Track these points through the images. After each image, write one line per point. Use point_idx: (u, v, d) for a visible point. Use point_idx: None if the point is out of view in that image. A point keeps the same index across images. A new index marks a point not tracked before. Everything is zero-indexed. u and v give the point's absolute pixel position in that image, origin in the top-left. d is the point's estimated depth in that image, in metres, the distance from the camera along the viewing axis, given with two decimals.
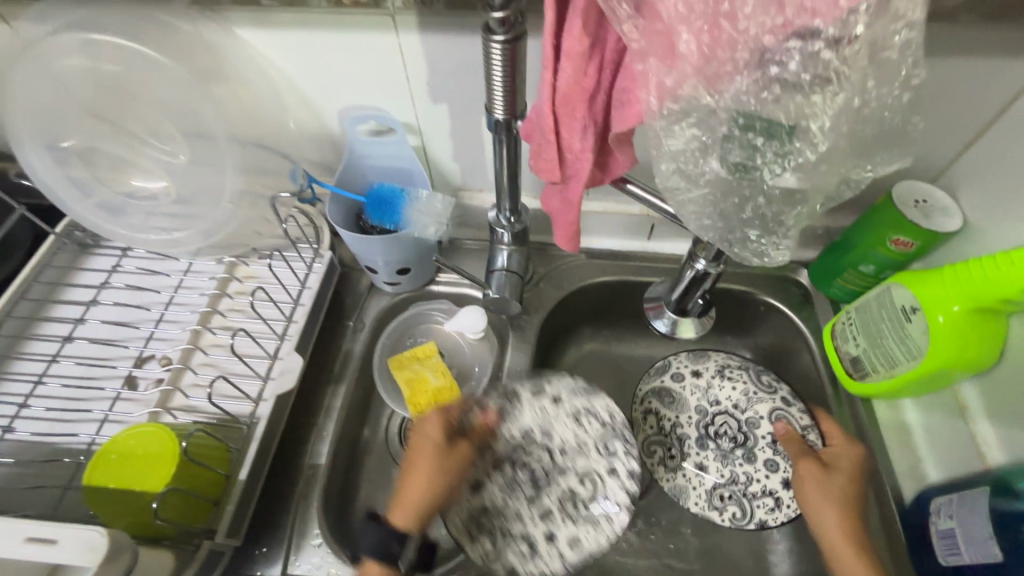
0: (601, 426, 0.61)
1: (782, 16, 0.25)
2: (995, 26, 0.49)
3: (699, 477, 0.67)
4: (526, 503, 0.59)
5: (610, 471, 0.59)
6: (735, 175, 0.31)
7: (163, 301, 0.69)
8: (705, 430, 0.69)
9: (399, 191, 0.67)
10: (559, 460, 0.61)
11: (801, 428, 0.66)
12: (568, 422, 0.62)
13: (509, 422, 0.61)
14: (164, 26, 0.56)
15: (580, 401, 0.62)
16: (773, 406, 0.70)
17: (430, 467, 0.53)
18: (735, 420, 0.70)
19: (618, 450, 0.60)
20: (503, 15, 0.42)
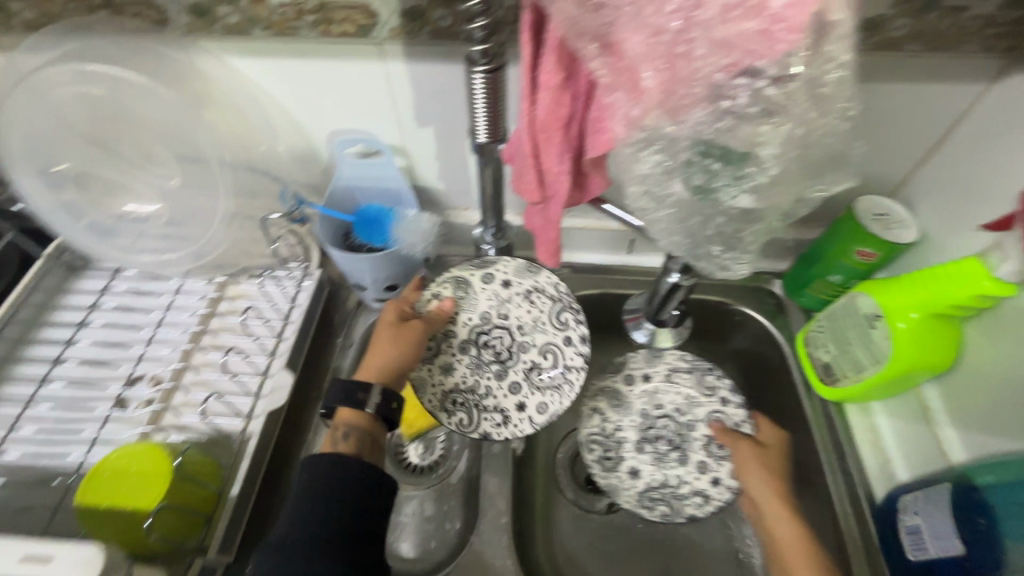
0: (551, 301, 0.68)
1: (730, 56, 0.27)
2: (938, 54, 0.53)
3: (632, 478, 0.67)
4: (493, 379, 0.67)
5: (566, 344, 0.67)
6: (698, 197, 0.34)
7: (153, 322, 0.70)
8: (645, 433, 0.69)
9: (386, 211, 0.70)
10: (516, 337, 0.67)
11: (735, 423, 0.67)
12: (521, 298, 0.68)
13: (465, 307, 0.68)
14: (158, 56, 0.58)
15: (528, 281, 0.68)
16: (713, 408, 0.69)
17: (389, 342, 0.59)
18: (675, 423, 0.69)
19: (569, 322, 0.67)
20: (485, 48, 0.45)
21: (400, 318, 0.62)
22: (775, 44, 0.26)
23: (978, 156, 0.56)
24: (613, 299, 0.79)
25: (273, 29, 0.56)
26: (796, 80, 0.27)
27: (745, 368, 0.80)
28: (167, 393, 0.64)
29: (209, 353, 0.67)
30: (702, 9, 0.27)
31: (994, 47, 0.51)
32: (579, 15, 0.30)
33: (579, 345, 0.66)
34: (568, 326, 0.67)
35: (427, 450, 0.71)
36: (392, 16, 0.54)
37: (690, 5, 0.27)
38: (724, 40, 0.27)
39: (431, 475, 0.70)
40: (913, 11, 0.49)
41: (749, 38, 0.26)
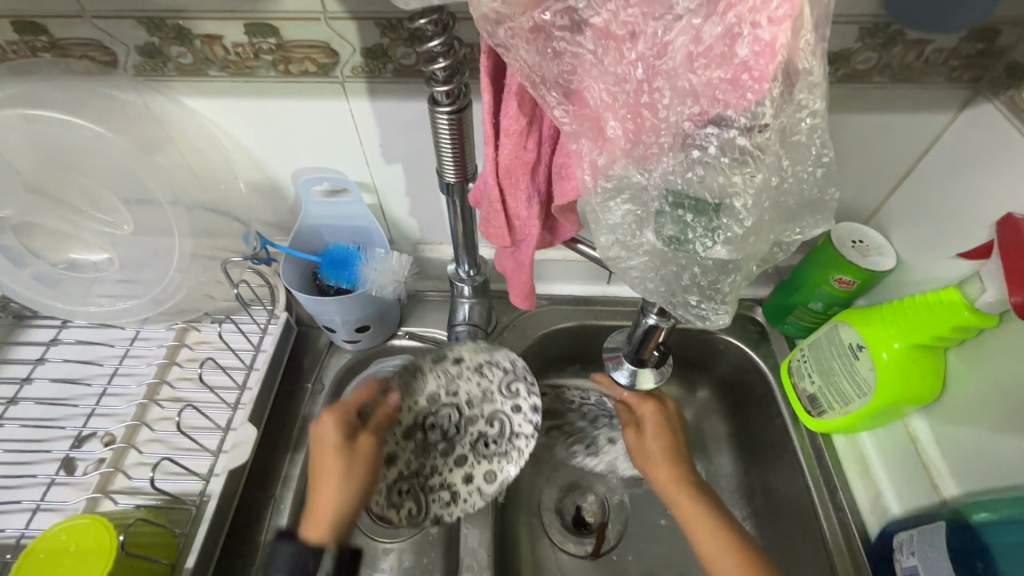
0: (504, 373, 0.65)
1: (697, 105, 0.26)
2: (903, 86, 0.53)
3: (614, 451, 0.73)
4: (440, 457, 0.64)
5: (512, 407, 0.65)
6: (670, 247, 0.32)
7: (107, 373, 0.66)
8: (591, 415, 0.75)
9: (354, 250, 0.66)
10: (465, 412, 0.65)
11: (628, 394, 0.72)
12: (467, 375, 0.65)
13: (410, 393, 0.65)
14: (111, 99, 0.55)
15: (481, 356, 0.65)
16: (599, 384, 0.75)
17: (337, 481, 0.55)
18: (593, 398, 0.75)
19: (518, 394, 0.64)
20: (448, 88, 0.43)
21: (345, 438, 0.57)
22: (745, 93, 0.25)
23: (949, 184, 0.56)
24: (594, 331, 0.76)
25: (230, 68, 0.54)
26: (768, 130, 0.26)
27: (731, 398, 0.78)
28: (118, 454, 0.59)
29: (166, 407, 0.63)
30: (665, 58, 0.26)
31: (959, 77, 0.52)
32: (539, 63, 0.27)
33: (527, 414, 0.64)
34: (518, 397, 0.64)
35: None
36: (354, 54, 0.52)
37: (652, 54, 0.26)
38: (689, 88, 0.26)
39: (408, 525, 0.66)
40: (878, 45, 0.50)
41: (719, 86, 0.25)
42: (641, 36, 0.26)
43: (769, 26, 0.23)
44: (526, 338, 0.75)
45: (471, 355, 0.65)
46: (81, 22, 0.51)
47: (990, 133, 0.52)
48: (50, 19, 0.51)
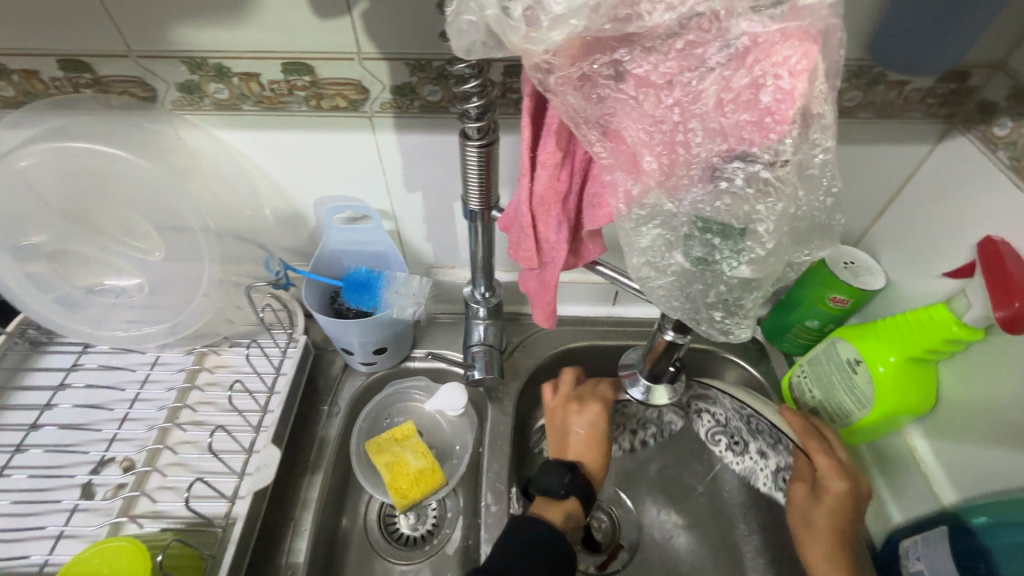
0: (749, 466, 0.71)
1: (725, 143, 0.29)
2: (887, 121, 0.58)
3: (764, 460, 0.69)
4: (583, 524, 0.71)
5: (736, 453, 0.72)
6: (699, 268, 0.35)
7: (127, 398, 0.66)
8: (728, 435, 0.72)
9: (375, 274, 0.69)
10: (726, 414, 0.71)
11: (745, 446, 0.71)
12: (707, 409, 0.73)
13: (708, 413, 0.73)
14: (153, 133, 0.59)
15: (753, 461, 0.71)
16: (738, 423, 0.70)
17: (589, 435, 0.66)
18: (742, 429, 0.70)
19: (721, 443, 0.73)
20: (479, 124, 0.47)
21: (602, 435, 0.66)
22: (768, 133, 0.28)
23: (932, 209, 0.61)
24: (602, 350, 0.79)
25: (264, 103, 0.58)
26: (788, 165, 0.29)
27: None
28: (140, 478, 0.59)
29: (188, 431, 0.64)
30: (699, 103, 0.29)
31: (937, 113, 0.57)
32: (584, 106, 0.31)
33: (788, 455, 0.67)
34: (716, 444, 0.74)
35: (419, 519, 0.71)
36: (383, 91, 0.56)
37: (687, 100, 0.29)
38: (719, 129, 0.29)
39: (424, 546, 0.70)
40: (863, 85, 0.55)
41: (745, 127, 0.29)
42: (677, 85, 0.29)
43: (789, 77, 0.27)
44: (538, 358, 0.78)
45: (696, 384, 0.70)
46: (126, 61, 0.54)
47: (969, 164, 0.57)
48: (95, 57, 0.53)
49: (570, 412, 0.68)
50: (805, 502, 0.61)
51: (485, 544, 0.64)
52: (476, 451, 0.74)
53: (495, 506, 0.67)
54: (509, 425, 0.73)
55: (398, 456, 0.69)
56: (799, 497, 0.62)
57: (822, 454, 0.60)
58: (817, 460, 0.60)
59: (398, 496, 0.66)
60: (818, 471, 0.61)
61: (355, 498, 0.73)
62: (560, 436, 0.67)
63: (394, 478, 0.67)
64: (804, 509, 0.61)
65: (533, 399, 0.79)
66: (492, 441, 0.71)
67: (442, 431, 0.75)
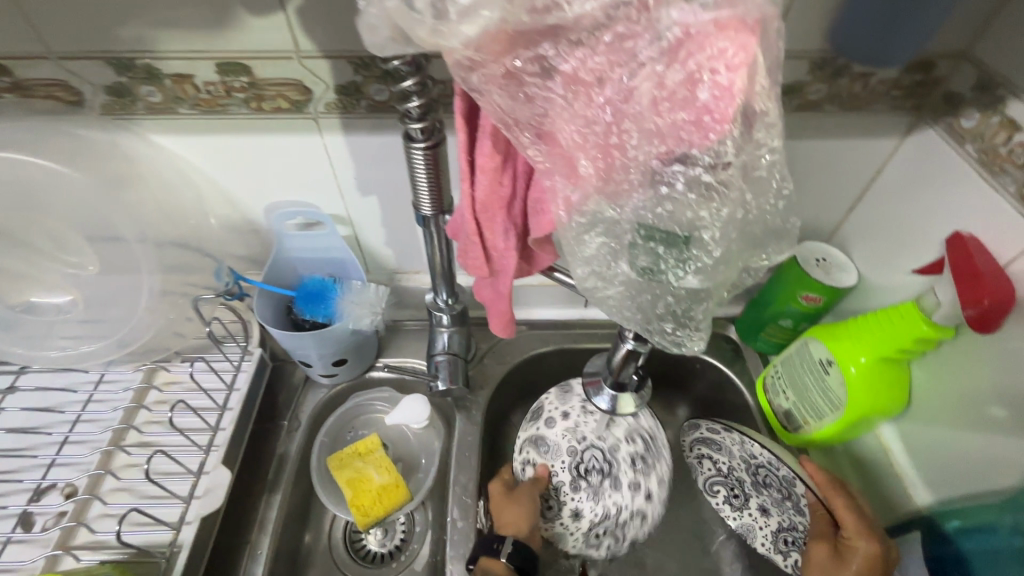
0: (747, 525, 0.61)
1: (664, 145, 0.27)
2: (854, 114, 0.57)
3: (765, 517, 0.60)
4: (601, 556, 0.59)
5: (733, 509, 0.62)
6: (644, 277, 0.33)
7: (69, 421, 0.62)
8: (729, 487, 0.62)
9: (330, 283, 0.66)
10: (732, 461, 0.63)
11: (746, 501, 0.61)
12: (710, 456, 0.64)
13: (710, 457, 0.64)
14: (82, 139, 0.55)
15: (755, 521, 0.60)
16: (743, 475, 0.62)
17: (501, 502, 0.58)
18: (746, 481, 0.62)
19: (719, 496, 0.62)
20: (422, 125, 0.44)
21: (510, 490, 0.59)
22: (708, 134, 0.26)
23: (902, 205, 0.59)
24: (573, 354, 0.77)
25: (201, 106, 0.54)
26: (731, 167, 0.27)
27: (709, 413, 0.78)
28: (80, 506, 0.56)
29: (134, 454, 0.60)
30: (632, 102, 0.27)
31: (903, 105, 0.56)
32: (513, 106, 0.28)
33: (795, 514, 0.59)
34: (712, 496, 0.63)
35: (387, 535, 0.69)
36: (327, 91, 0.53)
37: (619, 98, 0.27)
38: (655, 129, 0.27)
39: (391, 564, 0.67)
40: (826, 78, 0.53)
41: (683, 127, 0.26)
42: (608, 82, 0.27)
43: (727, 72, 0.25)
44: (507, 364, 0.76)
45: (705, 428, 0.65)
46: (47, 64, 0.50)
47: (937, 159, 0.55)
48: (12, 60, 0.49)
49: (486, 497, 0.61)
50: (829, 564, 0.51)
51: (451, 561, 0.62)
52: (443, 464, 0.71)
53: (462, 521, 0.64)
54: (478, 436, 0.70)
55: (360, 471, 0.66)
56: (820, 557, 0.52)
57: (848, 510, 0.54)
58: (842, 518, 0.53)
59: (359, 514, 0.63)
60: (846, 530, 0.53)
61: (318, 515, 0.70)
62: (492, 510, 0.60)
63: (356, 496, 0.64)
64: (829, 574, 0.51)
65: (504, 407, 0.77)
66: (460, 452, 0.69)
67: (409, 443, 0.72)
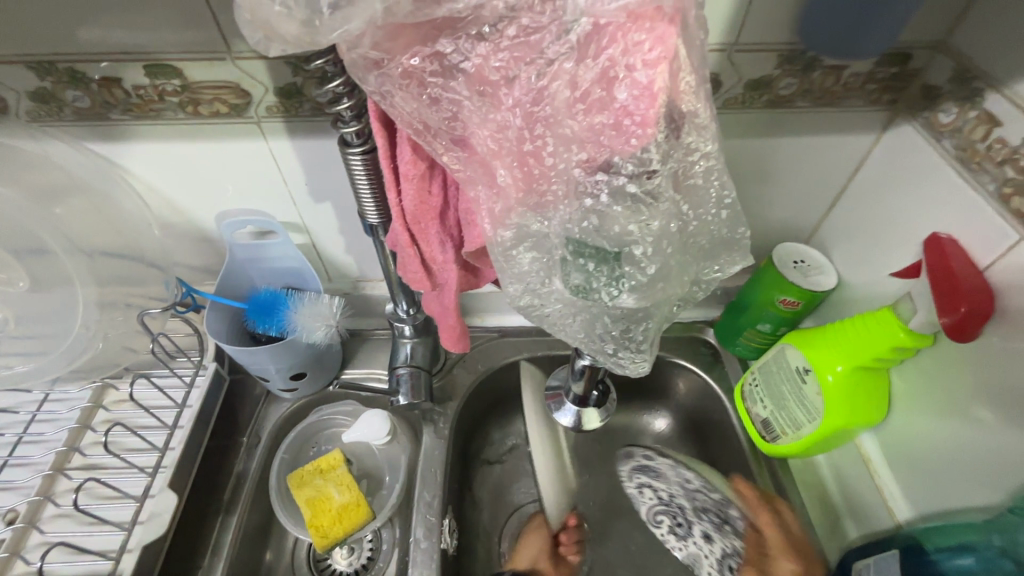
0: (697, 556, 0.61)
1: (585, 152, 0.24)
2: (826, 109, 0.54)
3: (710, 545, 0.61)
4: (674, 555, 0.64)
5: (676, 536, 0.63)
6: (577, 296, 0.29)
7: (9, 443, 0.60)
8: (674, 514, 0.63)
9: (283, 295, 0.63)
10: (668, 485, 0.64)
11: (691, 529, 0.62)
12: (649, 484, 0.65)
13: (649, 485, 0.65)
14: (6, 148, 0.51)
15: (705, 548, 0.61)
16: (683, 500, 0.63)
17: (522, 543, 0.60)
18: (688, 506, 0.62)
19: (664, 525, 0.64)
20: (357, 128, 0.41)
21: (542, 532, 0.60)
22: (629, 139, 0.24)
23: (879, 203, 0.57)
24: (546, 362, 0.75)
25: (134, 111, 0.51)
26: (657, 176, 0.25)
27: (688, 420, 0.75)
28: (17, 535, 0.53)
29: (76, 478, 0.58)
30: (543, 104, 0.24)
31: (877, 100, 0.53)
32: (418, 110, 0.26)
33: (734, 538, 0.59)
34: (657, 527, 0.65)
35: (353, 553, 0.66)
36: (267, 93, 0.50)
37: (528, 100, 0.24)
38: (570, 134, 0.24)
39: None
40: (797, 71, 0.50)
41: (603, 131, 0.24)
42: (516, 82, 0.24)
43: (644, 69, 0.22)
44: (477, 374, 0.73)
45: (638, 455, 0.66)
46: None
47: (913, 155, 0.52)
48: None
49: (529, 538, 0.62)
50: None
51: None
52: (409, 479, 0.68)
53: (425, 540, 0.61)
54: (445, 449, 0.68)
55: (320, 490, 0.63)
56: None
57: (771, 522, 0.57)
58: (765, 528, 0.57)
59: (318, 535, 0.60)
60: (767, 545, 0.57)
61: (280, 536, 0.67)
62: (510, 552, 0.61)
63: (314, 516, 0.61)
64: None
65: (476, 417, 0.74)
66: (425, 467, 0.66)
67: (374, 458, 0.69)
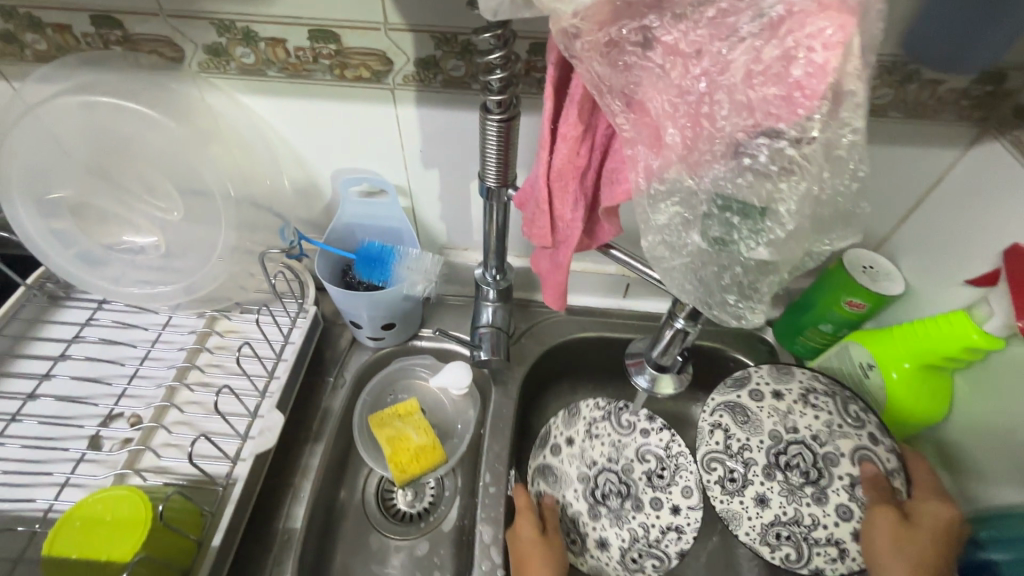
0: (778, 513, 0.60)
1: (752, 118, 0.31)
2: (917, 122, 0.57)
3: (758, 509, 0.61)
4: (753, 508, 0.61)
5: (725, 491, 0.63)
6: (715, 247, 0.36)
7: (138, 356, 0.68)
8: (775, 458, 0.62)
9: (388, 249, 0.69)
10: (817, 450, 0.61)
11: (815, 465, 0.60)
12: (725, 426, 0.65)
13: (750, 429, 0.63)
14: (175, 93, 0.59)
15: (789, 506, 0.60)
16: (803, 441, 0.61)
17: (541, 557, 0.58)
18: (810, 453, 0.61)
19: (793, 468, 0.61)
20: (501, 98, 0.46)
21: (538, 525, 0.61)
22: (797, 109, 0.29)
23: (956, 215, 0.60)
24: (609, 341, 0.79)
25: (288, 70, 0.58)
26: (816, 142, 0.30)
27: None
28: (146, 433, 0.61)
29: (196, 391, 0.65)
30: (727, 74, 0.30)
31: (968, 116, 0.56)
32: (610, 73, 0.33)
33: (805, 504, 0.59)
34: (708, 472, 0.64)
35: (417, 496, 0.71)
36: (407, 63, 0.56)
37: (716, 70, 0.31)
38: (746, 102, 0.30)
39: (419, 524, 0.69)
40: (895, 82, 0.54)
41: (773, 101, 0.30)
42: (706, 55, 0.31)
43: (823, 51, 0.28)
44: (544, 346, 0.78)
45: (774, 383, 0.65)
46: (155, 20, 0.54)
47: (1001, 171, 0.55)
48: (124, 15, 0.54)
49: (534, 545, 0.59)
50: (895, 526, 0.53)
51: (481, 523, 0.64)
52: (477, 433, 0.73)
53: (494, 486, 0.66)
54: (514, 408, 0.73)
55: (400, 431, 0.68)
56: (884, 521, 0.53)
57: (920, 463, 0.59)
58: (916, 474, 0.58)
59: (397, 470, 0.65)
60: (918, 494, 0.55)
61: (353, 475, 0.72)
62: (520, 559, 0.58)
63: (395, 453, 0.66)
64: (886, 529, 0.53)
65: (540, 386, 0.80)
66: (495, 422, 0.71)
67: (444, 410, 0.75)
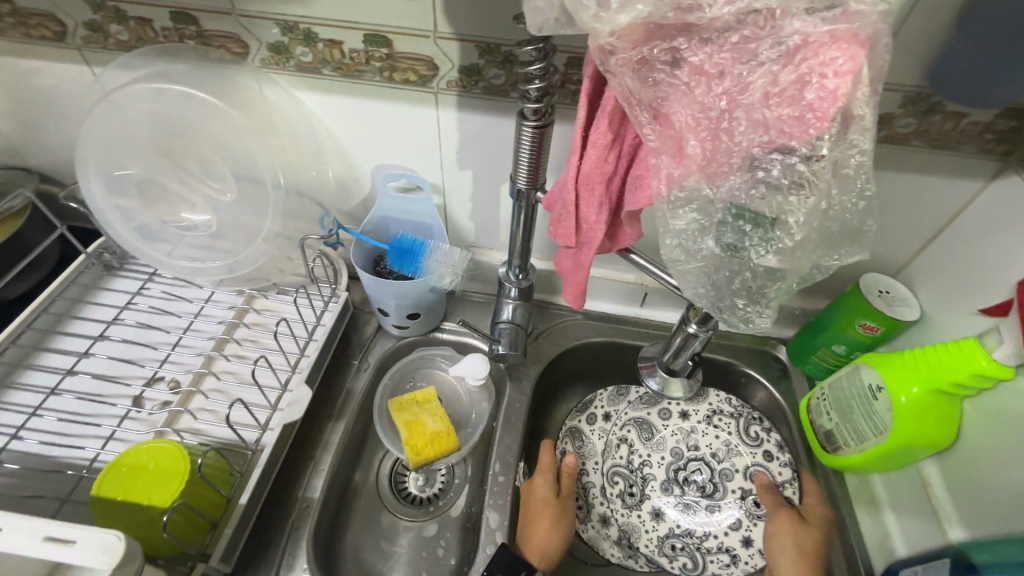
0: (670, 525, 0.72)
1: (767, 135, 0.34)
2: (939, 152, 0.59)
3: (655, 522, 0.72)
4: (649, 518, 0.73)
5: (626, 505, 0.73)
6: (728, 253, 0.39)
7: (182, 326, 0.73)
8: (674, 473, 0.75)
9: (419, 242, 0.72)
10: (715, 466, 0.75)
11: (703, 476, 0.74)
12: (632, 442, 0.77)
13: (654, 445, 0.76)
14: (235, 83, 0.64)
15: (688, 518, 0.72)
16: (700, 456, 0.75)
17: (549, 519, 0.65)
18: (709, 468, 0.75)
19: (684, 480, 0.74)
20: (537, 106, 0.50)
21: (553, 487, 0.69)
22: (808, 128, 0.33)
23: (973, 244, 0.61)
24: (623, 347, 0.81)
25: (342, 70, 0.63)
26: (824, 159, 0.34)
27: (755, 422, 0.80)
28: (185, 397, 0.65)
29: (232, 362, 0.69)
30: (746, 94, 0.34)
31: (991, 149, 0.57)
32: (640, 88, 0.36)
33: (708, 510, 0.72)
34: (612, 486, 0.75)
35: (428, 482, 0.74)
36: (452, 70, 0.60)
37: (736, 90, 0.34)
38: (762, 120, 0.34)
39: (428, 508, 0.72)
40: (918, 113, 0.56)
41: (787, 121, 0.33)
42: (728, 76, 0.34)
43: (834, 77, 0.32)
44: (560, 347, 0.81)
45: (686, 405, 0.78)
46: (228, 18, 0.59)
47: (1020, 205, 0.56)
48: (199, 11, 0.59)
49: (546, 505, 0.66)
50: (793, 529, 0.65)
51: (489, 508, 0.66)
52: (489, 425, 0.76)
53: (503, 475, 0.69)
54: (527, 404, 0.76)
55: (417, 416, 0.71)
56: (783, 523, 0.66)
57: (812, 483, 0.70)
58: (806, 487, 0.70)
59: (412, 452, 0.68)
60: (806, 507, 0.68)
61: (369, 456, 0.75)
62: (529, 515, 0.66)
63: (412, 436, 0.69)
64: (782, 530, 0.66)
65: (554, 385, 0.82)
66: (507, 415, 0.74)
67: (460, 400, 0.78)
